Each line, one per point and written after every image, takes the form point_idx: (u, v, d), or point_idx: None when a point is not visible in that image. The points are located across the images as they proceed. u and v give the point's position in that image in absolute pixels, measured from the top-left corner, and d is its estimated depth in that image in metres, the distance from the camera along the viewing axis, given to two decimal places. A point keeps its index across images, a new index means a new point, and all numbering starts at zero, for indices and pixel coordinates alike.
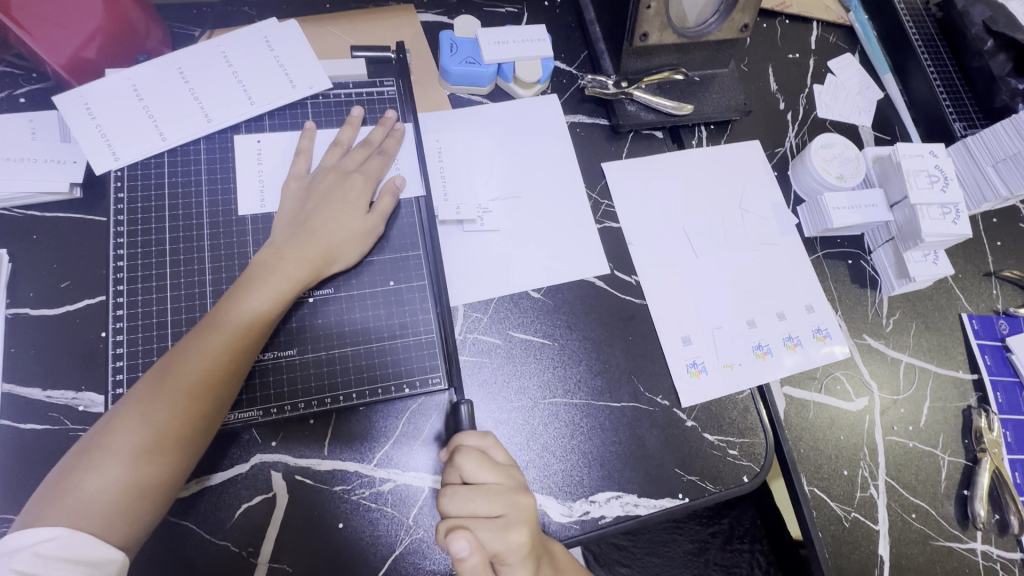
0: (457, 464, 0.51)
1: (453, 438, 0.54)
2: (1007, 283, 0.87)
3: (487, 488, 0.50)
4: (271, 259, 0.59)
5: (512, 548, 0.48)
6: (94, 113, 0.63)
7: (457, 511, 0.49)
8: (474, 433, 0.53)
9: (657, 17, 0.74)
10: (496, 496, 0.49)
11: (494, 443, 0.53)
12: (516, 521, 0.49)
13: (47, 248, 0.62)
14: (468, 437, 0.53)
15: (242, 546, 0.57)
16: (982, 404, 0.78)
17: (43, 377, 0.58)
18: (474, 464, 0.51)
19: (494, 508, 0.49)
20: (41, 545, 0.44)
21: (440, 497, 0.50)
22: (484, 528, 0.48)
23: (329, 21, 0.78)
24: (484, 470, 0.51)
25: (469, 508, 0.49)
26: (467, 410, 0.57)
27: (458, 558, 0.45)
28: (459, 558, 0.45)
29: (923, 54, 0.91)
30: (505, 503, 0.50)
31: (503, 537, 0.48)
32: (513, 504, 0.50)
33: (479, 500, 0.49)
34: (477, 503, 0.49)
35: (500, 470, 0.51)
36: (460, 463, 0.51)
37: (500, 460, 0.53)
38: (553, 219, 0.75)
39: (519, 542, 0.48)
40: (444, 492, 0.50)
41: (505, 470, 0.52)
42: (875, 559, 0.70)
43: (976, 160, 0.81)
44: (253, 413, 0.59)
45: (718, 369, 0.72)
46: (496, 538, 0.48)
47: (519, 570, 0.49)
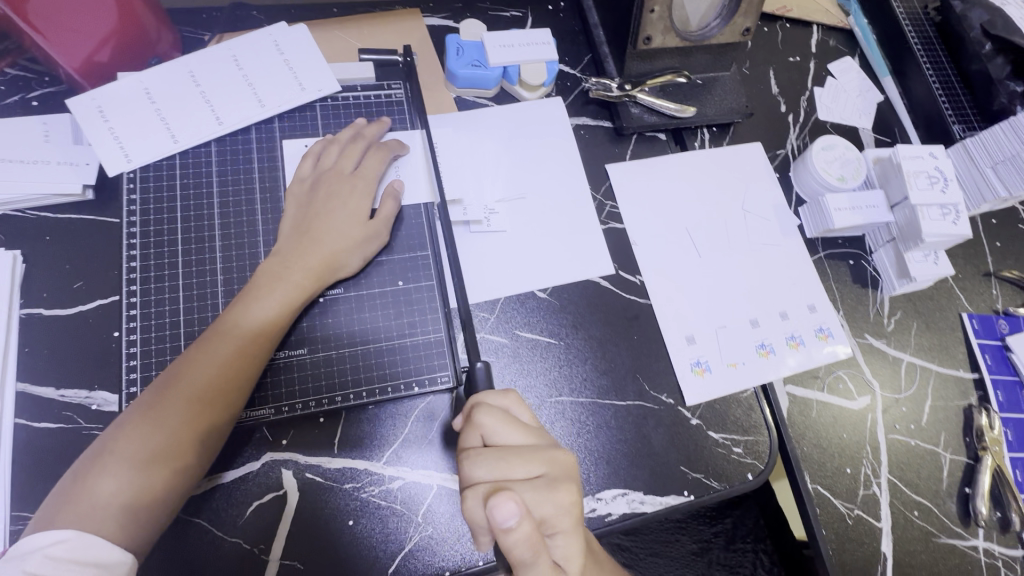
0: (482, 423, 0.49)
1: (471, 400, 0.52)
2: (1007, 283, 0.88)
3: (520, 448, 0.48)
4: (280, 267, 0.60)
5: (556, 506, 0.46)
6: (107, 116, 0.64)
7: (491, 472, 0.47)
8: (495, 393, 0.52)
9: (661, 20, 0.75)
10: (533, 454, 0.48)
11: (516, 401, 0.52)
12: (561, 477, 0.48)
13: (60, 249, 0.63)
14: (489, 397, 0.52)
15: (254, 543, 0.57)
16: (983, 402, 0.79)
17: (57, 377, 0.59)
18: (500, 422, 0.49)
19: (533, 467, 0.47)
20: (50, 548, 0.45)
21: (470, 460, 0.47)
22: (526, 487, 0.46)
23: (336, 25, 0.80)
24: (512, 429, 0.49)
25: (505, 469, 0.47)
26: (484, 372, 0.55)
27: (503, 527, 0.42)
28: (504, 528, 0.42)
29: (922, 57, 0.92)
30: (544, 461, 0.48)
31: (549, 494, 0.46)
32: (552, 462, 0.48)
33: (515, 460, 0.47)
34: (513, 463, 0.47)
35: (530, 430, 0.50)
36: (485, 422, 0.49)
37: (527, 421, 0.51)
38: (558, 220, 0.76)
39: (565, 500, 0.47)
40: (469, 456, 0.47)
41: (532, 428, 0.50)
42: (878, 556, 0.71)
43: (975, 161, 0.82)
44: (265, 411, 0.59)
45: (723, 369, 0.73)
46: (541, 497, 0.46)
47: (564, 529, 0.47)
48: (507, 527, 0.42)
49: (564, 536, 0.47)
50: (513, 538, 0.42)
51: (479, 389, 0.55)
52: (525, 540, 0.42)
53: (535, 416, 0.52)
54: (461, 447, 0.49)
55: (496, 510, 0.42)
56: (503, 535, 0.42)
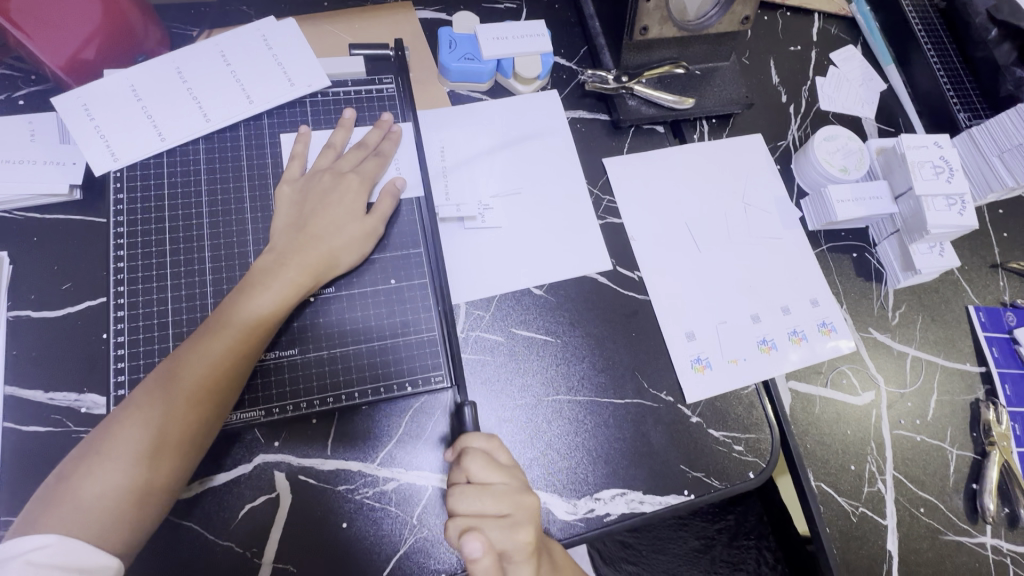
0: (466, 464, 0.51)
1: (458, 440, 0.54)
2: (1015, 275, 0.86)
3: (496, 488, 0.50)
4: (272, 265, 0.59)
5: (517, 544, 0.49)
6: (93, 114, 0.63)
7: (466, 509, 0.49)
8: (481, 435, 0.54)
9: (657, 10, 0.73)
10: (504, 495, 0.50)
11: (499, 443, 0.54)
12: (524, 520, 0.50)
13: (48, 250, 0.62)
14: (475, 440, 0.53)
15: (246, 546, 0.57)
16: (990, 397, 0.78)
17: (45, 380, 0.58)
18: (481, 465, 0.51)
19: (503, 508, 0.49)
20: (32, 553, 0.44)
21: (450, 495, 0.50)
22: (494, 526, 0.48)
23: (326, 19, 0.78)
24: (492, 470, 0.51)
25: (479, 507, 0.49)
26: (471, 414, 0.57)
27: (470, 559, 0.45)
28: (470, 560, 0.45)
29: (927, 45, 0.90)
30: (511, 502, 0.50)
31: (512, 536, 0.48)
32: (519, 504, 0.50)
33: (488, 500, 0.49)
34: (487, 503, 0.49)
35: (507, 472, 0.52)
36: (467, 462, 0.51)
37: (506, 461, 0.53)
38: (554, 216, 0.74)
39: (526, 540, 0.49)
40: (452, 492, 0.50)
41: (509, 470, 0.52)
42: (883, 554, 0.69)
43: (981, 150, 0.80)
44: (255, 413, 0.59)
45: (723, 365, 0.71)
46: (504, 536, 0.48)
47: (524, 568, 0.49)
48: (472, 559, 0.45)
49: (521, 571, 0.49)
50: (476, 570, 0.45)
51: (467, 429, 0.57)
52: (485, 574, 0.45)
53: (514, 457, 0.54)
54: (448, 483, 0.52)
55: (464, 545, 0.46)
56: (469, 566, 0.45)
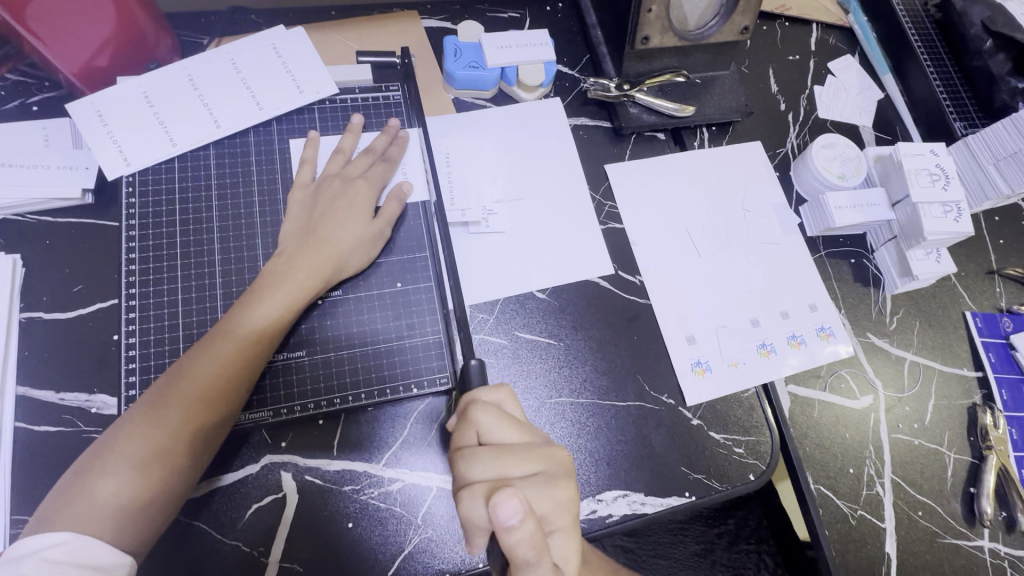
0: (479, 421, 0.49)
1: (464, 397, 0.52)
2: (1011, 281, 0.87)
3: (515, 446, 0.48)
4: (282, 268, 0.60)
5: (555, 502, 0.47)
6: (106, 120, 0.64)
7: (489, 472, 0.47)
8: (489, 389, 0.52)
9: (658, 20, 0.75)
10: (529, 452, 0.48)
11: (509, 396, 0.53)
12: (557, 474, 0.48)
13: (60, 253, 0.64)
14: (482, 394, 0.52)
15: (253, 546, 0.57)
16: (987, 401, 0.79)
17: (57, 380, 0.59)
18: (495, 421, 0.49)
19: (531, 465, 0.47)
20: (48, 551, 0.45)
21: (467, 458, 0.47)
22: (526, 484, 0.46)
23: (334, 28, 0.80)
24: (508, 427, 0.49)
25: (504, 467, 0.47)
26: (477, 367, 0.55)
27: (505, 526, 0.41)
28: (506, 527, 0.41)
29: (923, 55, 0.92)
30: (539, 458, 0.48)
31: (548, 491, 0.47)
32: (548, 459, 0.49)
33: (513, 459, 0.47)
34: (512, 462, 0.47)
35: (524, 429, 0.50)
36: (481, 419, 0.49)
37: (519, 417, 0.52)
38: (556, 221, 0.76)
39: (563, 496, 0.47)
40: (468, 455, 0.47)
41: (526, 426, 0.51)
42: (882, 557, 0.70)
43: (976, 158, 0.81)
44: (263, 414, 0.59)
45: (723, 369, 0.72)
46: (541, 493, 0.46)
47: (562, 527, 0.47)
48: (509, 526, 0.41)
49: (563, 535, 0.47)
50: (515, 538, 0.41)
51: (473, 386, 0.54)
52: (527, 540, 0.41)
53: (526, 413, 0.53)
54: (457, 445, 0.49)
55: (497, 507, 0.41)
56: (505, 535, 0.41)
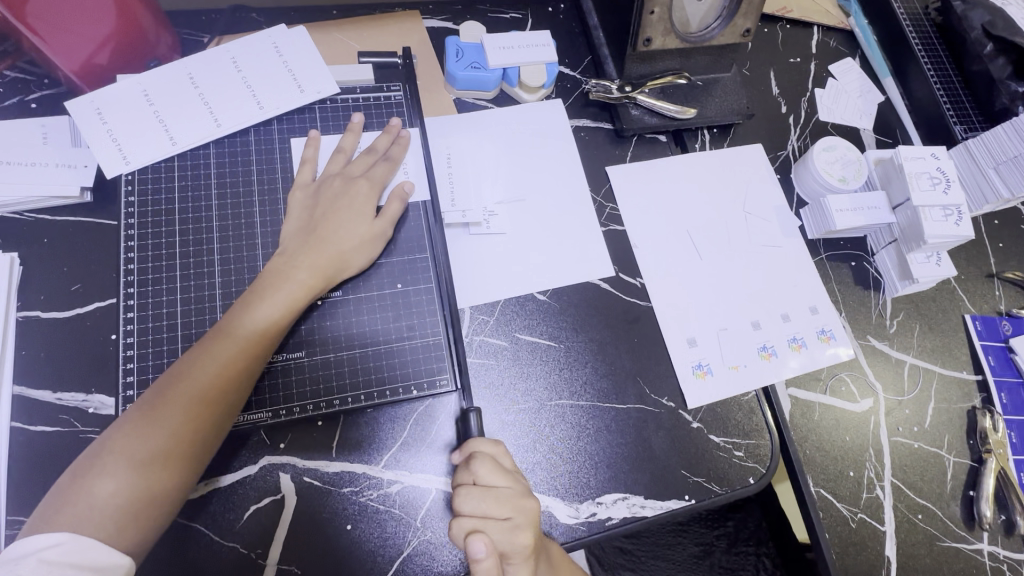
0: (475, 466, 0.54)
1: (467, 442, 0.57)
2: (1010, 285, 0.87)
3: (499, 492, 0.52)
4: (282, 268, 0.59)
5: (515, 548, 0.51)
6: (106, 118, 0.64)
7: (472, 509, 0.52)
8: (488, 440, 0.56)
9: (660, 22, 0.75)
10: (507, 501, 0.52)
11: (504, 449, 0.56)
12: (525, 524, 0.52)
13: (58, 252, 0.63)
14: (483, 444, 0.56)
15: (251, 548, 0.57)
16: (987, 405, 0.79)
17: (54, 380, 0.58)
18: (488, 469, 0.53)
19: (505, 511, 0.52)
20: (45, 552, 0.44)
21: (456, 492, 0.52)
22: (496, 529, 0.51)
23: (335, 27, 0.79)
24: (497, 475, 0.53)
25: (483, 509, 0.51)
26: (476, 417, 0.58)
27: (472, 559, 0.48)
28: (473, 560, 0.48)
29: (924, 58, 0.92)
30: (515, 507, 0.52)
31: (513, 537, 0.51)
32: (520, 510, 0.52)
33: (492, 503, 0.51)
34: (490, 504, 0.51)
35: (513, 477, 0.54)
36: (475, 463, 0.54)
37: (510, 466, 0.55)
38: (557, 222, 0.75)
39: (523, 544, 0.51)
40: (458, 491, 0.52)
41: (514, 475, 0.54)
42: (882, 560, 0.70)
43: (977, 162, 0.81)
44: (262, 415, 0.59)
45: (724, 371, 0.72)
46: (503, 538, 0.51)
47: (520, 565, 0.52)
48: (475, 559, 0.48)
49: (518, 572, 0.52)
50: (477, 569, 0.48)
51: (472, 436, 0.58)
52: (485, 574, 0.48)
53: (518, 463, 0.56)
54: (454, 482, 0.55)
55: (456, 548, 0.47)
56: (471, 566, 0.48)
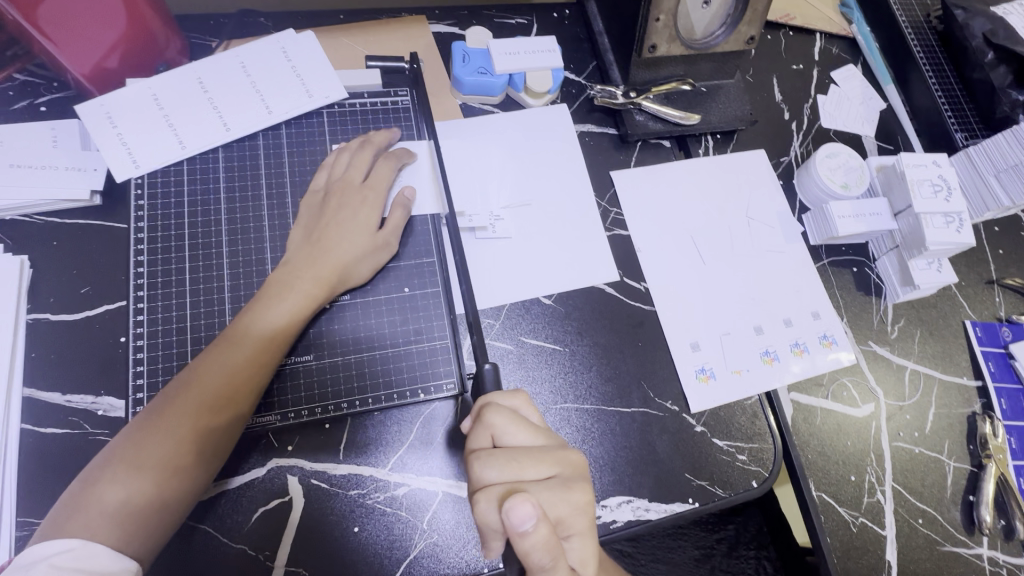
0: (493, 423, 0.49)
1: (479, 400, 0.52)
2: (1010, 291, 0.88)
3: (529, 449, 0.48)
4: (289, 276, 0.60)
5: (570, 505, 0.47)
6: (116, 122, 0.64)
7: (503, 474, 0.46)
8: (503, 394, 0.52)
9: (666, 29, 0.76)
10: (544, 454, 0.48)
11: (524, 401, 0.52)
12: (573, 477, 0.48)
13: (67, 255, 0.63)
14: (497, 398, 0.52)
15: (259, 549, 0.57)
16: (986, 410, 0.79)
17: (63, 382, 0.59)
18: (510, 423, 0.49)
19: (546, 468, 0.48)
20: (56, 557, 0.44)
21: (480, 460, 0.47)
22: (539, 488, 0.46)
23: (342, 32, 0.80)
24: (522, 429, 0.49)
25: (517, 471, 0.47)
26: (491, 373, 0.55)
27: (519, 531, 0.41)
28: (520, 532, 0.41)
29: (925, 66, 0.93)
30: (556, 462, 0.48)
31: (563, 495, 0.47)
32: (561, 462, 0.48)
33: (527, 461, 0.47)
34: (525, 465, 0.47)
35: (538, 431, 0.50)
36: (495, 423, 0.49)
37: (535, 421, 0.52)
38: (562, 227, 0.76)
39: (579, 499, 0.47)
40: (479, 458, 0.47)
41: (540, 428, 0.50)
42: (883, 565, 0.70)
43: (978, 169, 0.82)
44: (271, 418, 0.60)
45: (727, 376, 0.73)
46: (554, 497, 0.46)
47: (579, 530, 0.47)
48: (523, 530, 0.41)
49: (580, 537, 0.47)
50: (528, 541, 0.42)
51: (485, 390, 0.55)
52: (542, 543, 0.42)
53: (542, 417, 0.53)
54: (471, 448, 0.49)
55: (511, 513, 0.42)
56: (519, 538, 0.42)
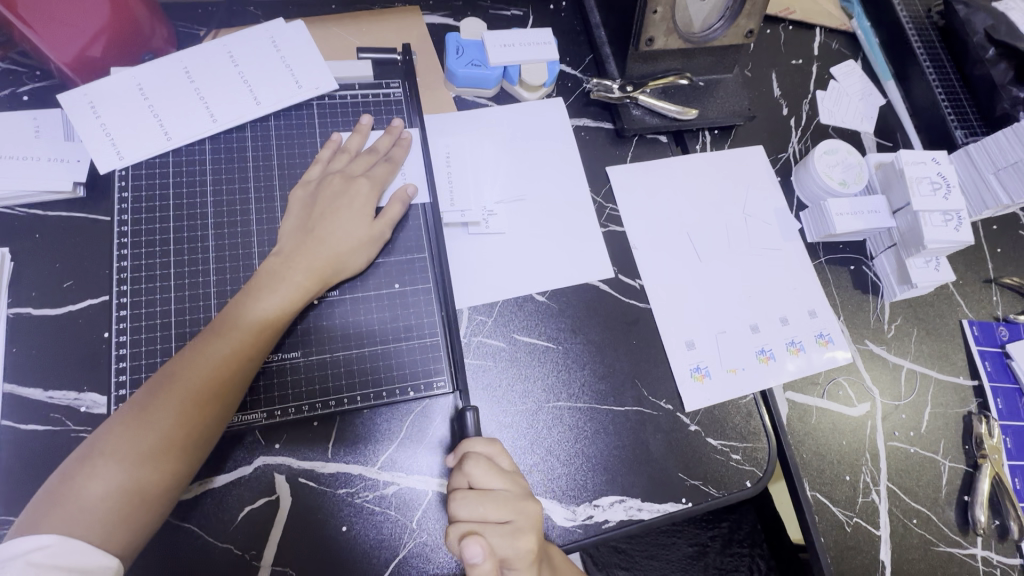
0: (470, 466, 0.51)
1: (461, 444, 0.54)
2: (1008, 290, 0.87)
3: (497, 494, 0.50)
4: (279, 268, 0.59)
5: (518, 552, 0.49)
6: (100, 112, 0.63)
7: (468, 514, 0.49)
8: (482, 441, 0.53)
9: (663, 22, 0.74)
10: (506, 502, 0.50)
11: (500, 450, 0.53)
12: (525, 526, 0.50)
13: (50, 248, 0.62)
14: (476, 445, 0.53)
15: (245, 549, 0.56)
16: (982, 410, 0.79)
17: (45, 378, 0.58)
18: (484, 469, 0.51)
19: (504, 514, 0.49)
20: (32, 554, 0.44)
21: (454, 498, 0.50)
22: (495, 532, 0.48)
23: (334, 22, 0.78)
24: (495, 475, 0.51)
25: (479, 513, 0.49)
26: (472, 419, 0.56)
27: (470, 564, 0.46)
28: (471, 565, 0.46)
29: (926, 62, 0.92)
30: (514, 509, 0.50)
31: (513, 542, 0.49)
32: (520, 512, 0.50)
33: (490, 506, 0.49)
34: (488, 508, 0.49)
35: (511, 476, 0.52)
36: (471, 465, 0.51)
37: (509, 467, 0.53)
38: (557, 223, 0.75)
39: (526, 548, 0.49)
40: (453, 495, 0.50)
41: (510, 476, 0.52)
42: (877, 565, 0.70)
43: (977, 167, 0.81)
44: (257, 415, 0.58)
45: (722, 374, 0.72)
46: (506, 543, 0.48)
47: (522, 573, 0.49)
48: (473, 564, 0.45)
49: None
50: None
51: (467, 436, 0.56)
52: None
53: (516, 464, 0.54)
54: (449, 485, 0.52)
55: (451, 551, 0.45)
56: (469, 571, 0.46)
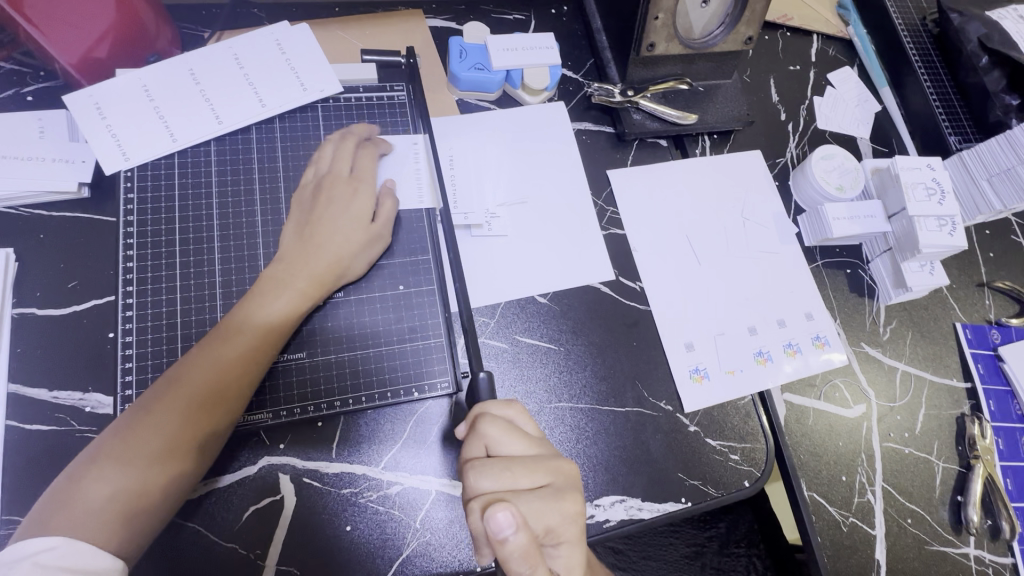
0: (486, 432, 0.50)
1: (474, 408, 0.53)
2: (1000, 294, 0.89)
3: (523, 459, 0.49)
4: (284, 272, 0.59)
5: (561, 517, 0.47)
6: (105, 113, 0.63)
7: (494, 484, 0.47)
8: (499, 403, 0.53)
9: (664, 28, 0.75)
10: (537, 465, 0.48)
11: (520, 411, 0.53)
12: (565, 487, 0.49)
13: (55, 248, 0.62)
14: (492, 407, 0.52)
15: (249, 548, 0.57)
16: (975, 412, 0.80)
17: (50, 378, 0.58)
18: (502, 432, 0.50)
19: (538, 477, 0.48)
20: (41, 555, 0.43)
21: (473, 470, 0.47)
22: (530, 497, 0.47)
23: (338, 25, 0.79)
24: (515, 438, 0.50)
25: (508, 481, 0.47)
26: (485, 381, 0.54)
27: (499, 539, 0.42)
28: (500, 540, 0.42)
29: (920, 69, 0.93)
30: (548, 471, 0.49)
31: (553, 505, 0.47)
32: (553, 471, 0.49)
33: (520, 471, 0.47)
34: (518, 474, 0.47)
35: (532, 440, 0.51)
36: (488, 431, 0.50)
37: (530, 430, 0.52)
38: (559, 226, 0.76)
39: (569, 509, 0.48)
40: (473, 466, 0.47)
41: (534, 439, 0.51)
42: (872, 564, 0.71)
43: (971, 173, 0.83)
44: (262, 416, 0.59)
45: (721, 376, 0.73)
46: (546, 507, 0.47)
47: (569, 539, 0.48)
48: (503, 538, 0.42)
49: (567, 546, 0.48)
50: (509, 549, 0.42)
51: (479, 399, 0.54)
52: (521, 553, 0.42)
53: (537, 426, 0.53)
54: (465, 456, 0.50)
55: (491, 520, 0.43)
56: (500, 547, 0.43)
